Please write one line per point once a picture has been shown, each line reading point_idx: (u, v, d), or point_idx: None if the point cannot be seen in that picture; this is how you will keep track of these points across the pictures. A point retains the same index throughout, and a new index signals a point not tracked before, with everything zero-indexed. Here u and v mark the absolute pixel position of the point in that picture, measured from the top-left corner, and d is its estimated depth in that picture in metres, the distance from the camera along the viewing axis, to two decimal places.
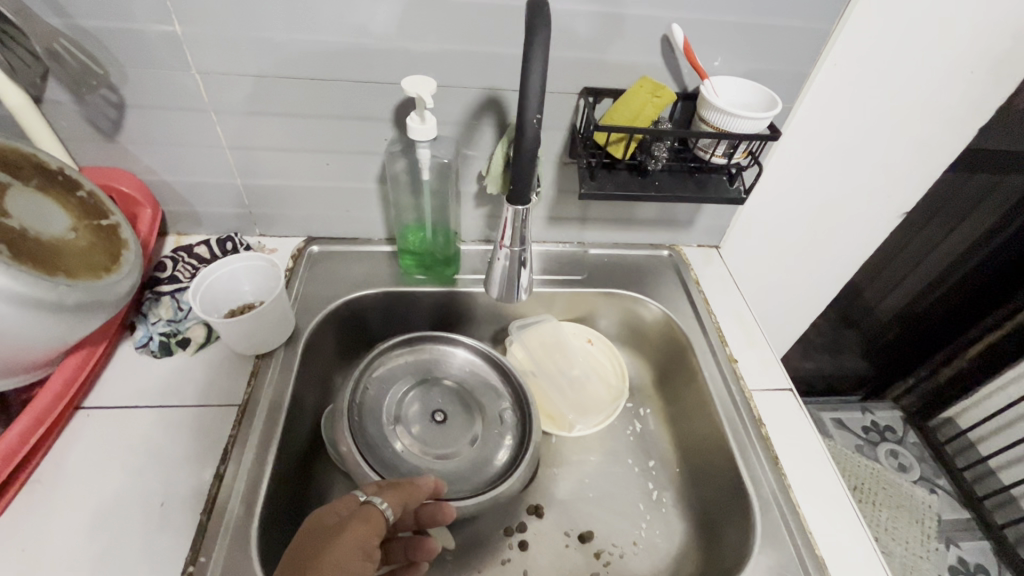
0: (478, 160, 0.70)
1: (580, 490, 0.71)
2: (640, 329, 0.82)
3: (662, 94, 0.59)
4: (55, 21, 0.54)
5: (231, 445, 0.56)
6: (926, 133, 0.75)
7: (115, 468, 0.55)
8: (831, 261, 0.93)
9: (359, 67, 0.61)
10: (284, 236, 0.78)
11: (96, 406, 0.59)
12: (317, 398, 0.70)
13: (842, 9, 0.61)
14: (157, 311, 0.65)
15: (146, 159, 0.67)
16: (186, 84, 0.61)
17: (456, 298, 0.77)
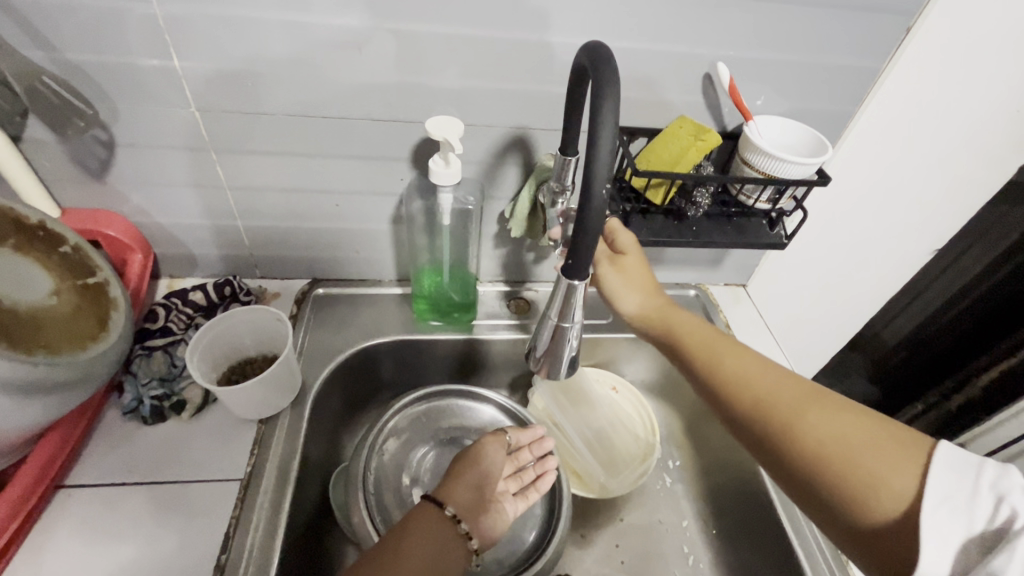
0: (500, 200, 0.65)
1: (611, 556, 0.66)
2: (670, 376, 0.77)
3: (706, 137, 0.54)
4: (39, 56, 0.49)
5: (233, 529, 0.50)
6: (969, 173, 0.71)
7: (103, 558, 0.49)
8: (862, 300, 0.89)
9: (376, 105, 0.56)
10: (288, 279, 0.72)
11: (78, 485, 0.52)
12: (325, 458, 0.64)
13: (892, 49, 0.58)
14: (148, 368, 0.58)
15: (137, 201, 0.61)
16: (186, 123, 0.55)
17: (474, 344, 0.72)
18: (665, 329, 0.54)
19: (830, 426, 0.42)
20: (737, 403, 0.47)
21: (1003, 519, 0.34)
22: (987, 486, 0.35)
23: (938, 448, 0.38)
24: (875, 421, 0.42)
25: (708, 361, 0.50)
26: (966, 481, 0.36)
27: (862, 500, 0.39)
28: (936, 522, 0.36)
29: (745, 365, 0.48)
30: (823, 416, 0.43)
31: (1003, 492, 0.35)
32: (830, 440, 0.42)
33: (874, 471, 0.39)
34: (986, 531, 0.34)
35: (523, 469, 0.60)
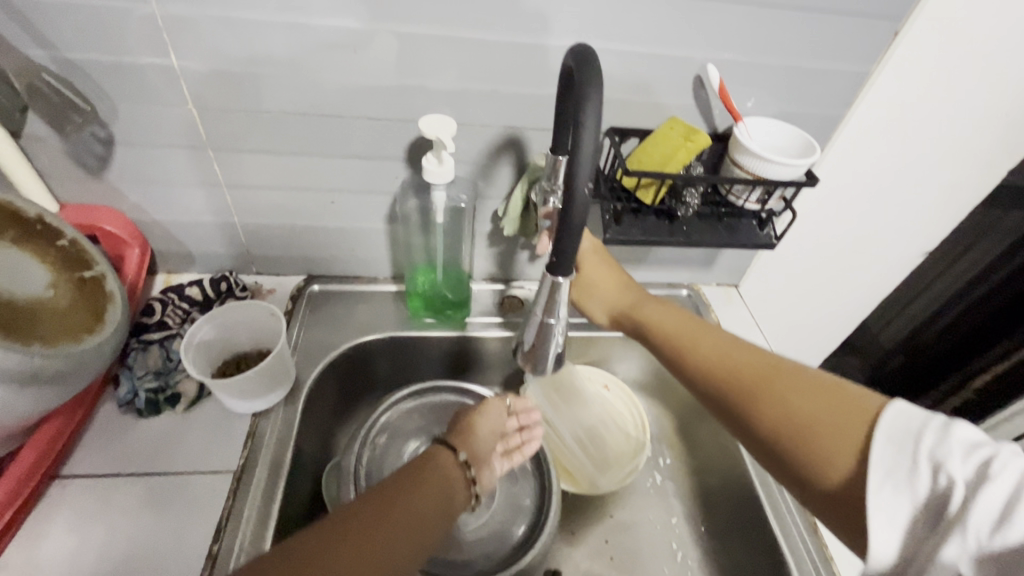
0: (494, 199, 0.66)
1: (600, 553, 0.66)
2: (662, 375, 0.78)
3: (695, 138, 0.56)
4: (39, 54, 0.49)
5: (226, 520, 0.51)
6: (959, 176, 0.72)
7: (96, 548, 0.49)
8: (854, 302, 0.90)
9: (370, 105, 0.56)
10: (283, 276, 0.73)
11: (73, 476, 0.53)
12: (318, 454, 0.65)
13: (880, 53, 0.58)
14: (144, 362, 0.59)
15: (135, 197, 0.62)
16: (183, 121, 0.56)
17: (467, 342, 0.73)
18: (637, 325, 0.58)
19: (778, 405, 0.44)
20: (703, 388, 0.50)
21: (945, 488, 0.34)
22: (925, 454, 0.35)
23: (882, 417, 0.39)
24: (827, 391, 0.42)
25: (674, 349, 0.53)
26: (906, 450, 0.36)
27: (812, 472, 0.41)
28: (883, 499, 0.36)
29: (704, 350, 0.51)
30: (778, 397, 0.44)
31: (941, 458, 0.35)
32: (781, 418, 0.43)
33: (819, 446, 0.40)
34: (929, 500, 0.35)
35: (510, 435, 0.62)
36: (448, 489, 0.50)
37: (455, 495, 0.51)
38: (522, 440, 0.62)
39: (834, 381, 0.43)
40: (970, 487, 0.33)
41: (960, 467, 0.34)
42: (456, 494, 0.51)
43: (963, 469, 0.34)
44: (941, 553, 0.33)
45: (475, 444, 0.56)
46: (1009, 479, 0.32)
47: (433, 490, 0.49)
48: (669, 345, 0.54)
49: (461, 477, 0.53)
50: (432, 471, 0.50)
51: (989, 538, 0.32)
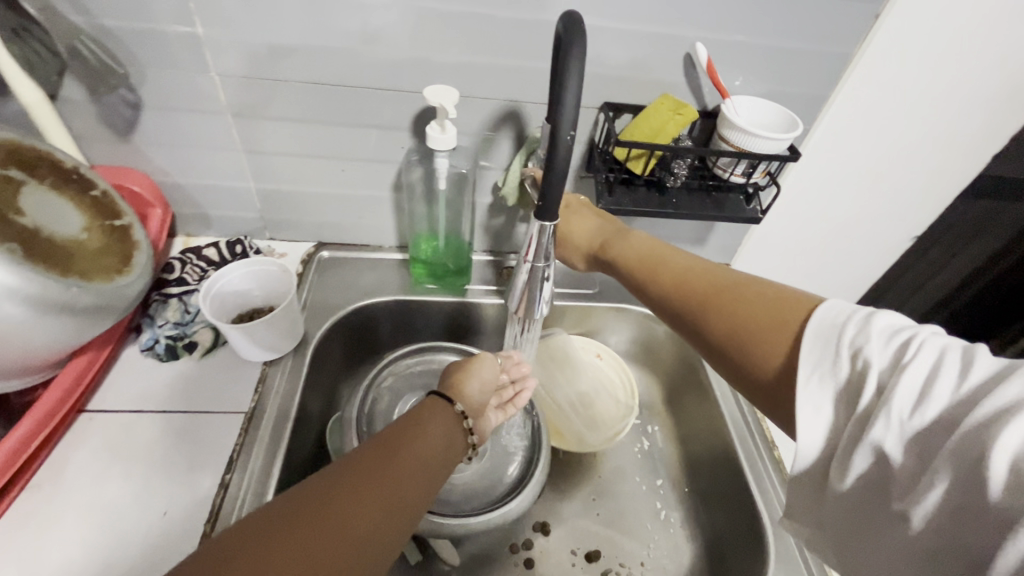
0: (494, 170, 0.70)
1: (587, 509, 0.70)
2: (652, 347, 0.81)
3: (685, 111, 0.59)
4: (77, 20, 0.54)
5: (237, 453, 0.55)
6: (942, 159, 0.74)
7: (119, 473, 0.54)
8: (843, 283, 0.93)
9: (379, 76, 0.60)
10: (294, 241, 0.78)
11: (99, 410, 0.58)
12: (323, 407, 0.69)
13: (864, 35, 0.61)
14: (165, 313, 0.64)
15: (158, 160, 0.66)
16: (206, 87, 0.60)
17: (466, 308, 0.77)
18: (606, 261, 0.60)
19: (720, 314, 0.45)
20: (661, 309, 0.52)
21: (863, 371, 0.36)
22: (846, 343, 0.38)
23: (813, 315, 0.40)
24: (762, 297, 0.44)
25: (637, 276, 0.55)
26: (831, 343, 0.38)
27: (746, 367, 0.43)
28: (810, 392, 0.38)
29: (659, 274, 0.53)
30: (725, 308, 0.46)
31: (862, 345, 0.37)
32: (725, 326, 0.45)
33: (756, 346, 0.43)
34: (850, 384, 0.37)
35: (502, 387, 0.66)
36: (449, 434, 0.53)
37: (456, 441, 0.54)
38: (514, 392, 0.66)
39: (775, 291, 0.44)
40: (884, 374, 0.36)
41: (879, 352, 0.36)
42: (457, 440, 0.54)
43: (880, 357, 0.36)
44: (866, 434, 0.35)
45: (472, 393, 0.60)
46: (925, 361, 0.35)
47: (436, 438, 0.52)
48: (631, 274, 0.56)
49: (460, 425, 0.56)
50: (433, 418, 0.53)
51: (909, 417, 0.33)
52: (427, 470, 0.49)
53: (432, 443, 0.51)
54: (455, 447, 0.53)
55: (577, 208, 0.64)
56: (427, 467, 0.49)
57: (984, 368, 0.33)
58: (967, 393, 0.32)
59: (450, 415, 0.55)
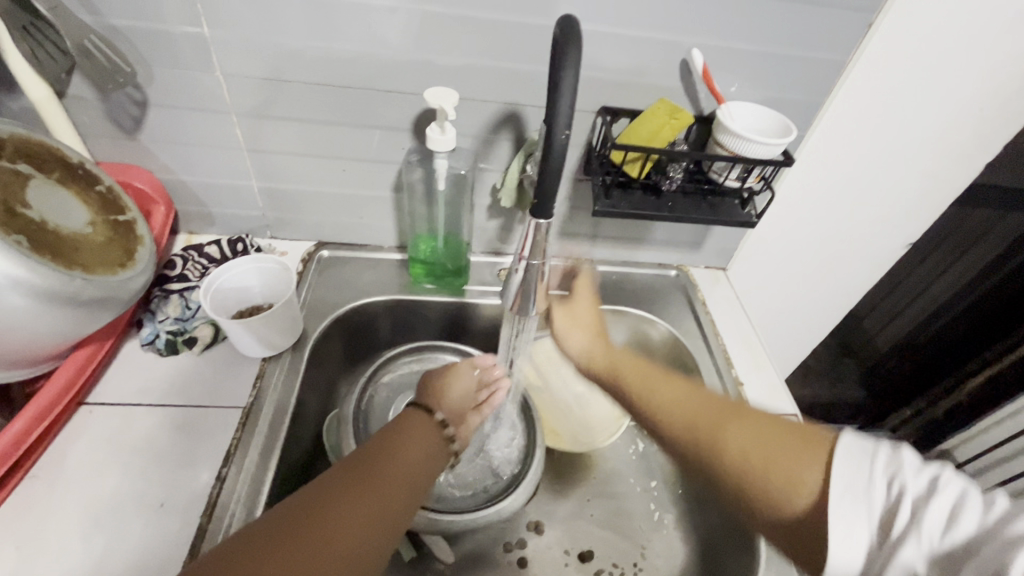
0: (493, 172, 0.71)
1: (581, 510, 0.70)
2: (648, 350, 0.82)
3: (680, 116, 0.60)
4: (87, 19, 0.55)
5: (234, 447, 0.56)
6: (935, 167, 0.75)
7: (117, 465, 0.54)
8: (838, 289, 0.94)
9: (381, 77, 0.61)
10: (295, 240, 0.79)
11: (99, 402, 0.58)
12: (320, 404, 0.70)
13: (858, 42, 0.62)
14: (166, 309, 0.65)
15: (163, 157, 0.68)
16: (211, 86, 0.61)
17: (464, 308, 0.77)
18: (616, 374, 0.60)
19: (743, 435, 0.46)
20: (680, 443, 0.51)
21: (896, 498, 0.38)
22: (881, 470, 0.39)
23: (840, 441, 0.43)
24: (785, 429, 0.46)
25: (651, 407, 0.54)
26: (864, 467, 0.40)
27: (778, 502, 0.43)
28: (843, 509, 0.39)
29: (672, 402, 0.53)
30: (746, 428, 0.47)
31: (895, 472, 0.39)
32: (746, 449, 0.46)
33: (784, 471, 0.43)
34: (883, 513, 0.38)
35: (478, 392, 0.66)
36: (431, 441, 0.55)
37: (439, 448, 0.55)
38: (490, 393, 0.66)
39: (795, 424, 0.46)
40: (919, 500, 0.37)
41: (912, 480, 0.38)
42: (439, 447, 0.56)
43: (915, 482, 0.38)
44: (897, 555, 0.36)
45: (450, 402, 0.61)
46: (952, 493, 0.37)
47: (419, 446, 0.53)
48: (646, 400, 0.55)
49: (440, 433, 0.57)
50: (414, 427, 0.55)
51: (939, 539, 0.35)
52: (411, 475, 0.50)
53: (415, 450, 0.52)
54: (437, 454, 0.55)
55: (571, 315, 0.66)
56: (413, 473, 0.51)
57: (1005, 505, 0.35)
58: (993, 522, 0.35)
59: (430, 424, 0.57)
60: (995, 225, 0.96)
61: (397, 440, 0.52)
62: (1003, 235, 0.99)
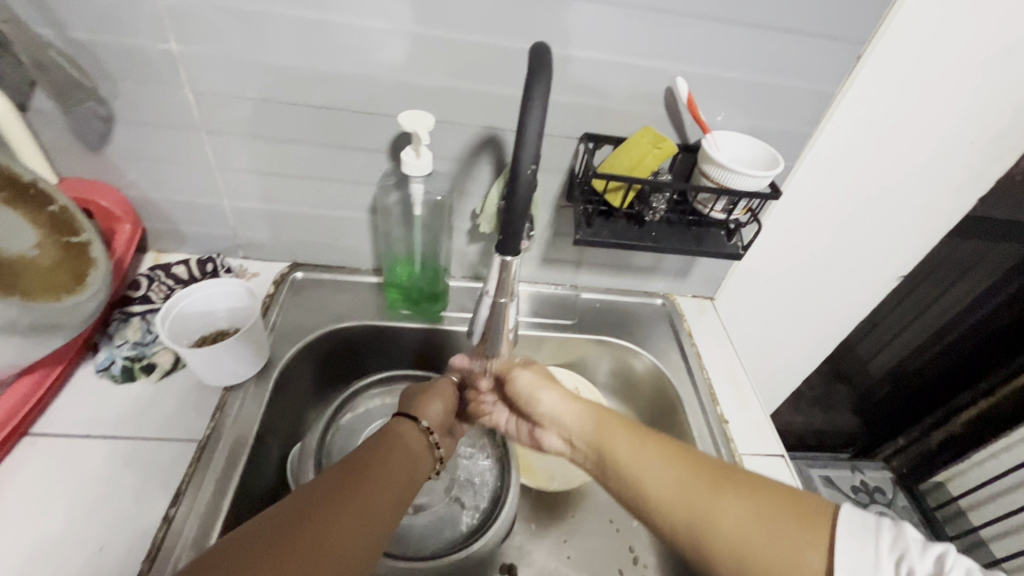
0: (473, 197, 0.69)
1: (557, 551, 0.67)
2: (632, 381, 0.79)
3: (664, 146, 0.58)
4: (48, 32, 0.53)
5: (185, 484, 0.52)
6: (926, 199, 0.73)
7: (58, 502, 0.51)
8: (830, 320, 0.91)
9: (356, 98, 0.59)
10: (268, 260, 0.76)
11: (45, 433, 0.55)
12: (286, 434, 0.67)
13: (848, 72, 0.60)
14: (124, 333, 0.62)
15: (131, 174, 0.65)
16: (181, 103, 0.59)
17: (441, 335, 0.75)
18: (594, 442, 0.53)
19: (740, 510, 0.43)
20: (663, 518, 0.46)
21: None
22: (889, 551, 0.40)
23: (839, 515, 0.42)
24: (769, 498, 0.44)
25: (630, 477, 0.49)
26: (870, 546, 0.40)
27: None
28: None
29: (656, 471, 0.48)
30: (742, 496, 0.44)
31: (901, 553, 0.40)
32: (742, 530, 0.43)
33: (786, 554, 0.41)
34: None
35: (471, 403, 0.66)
36: (415, 451, 0.54)
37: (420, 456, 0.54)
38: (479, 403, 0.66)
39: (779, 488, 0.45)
40: None
41: (920, 563, 0.39)
42: (424, 455, 0.56)
43: (923, 565, 0.38)
44: None
45: (438, 411, 0.61)
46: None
47: (403, 457, 0.52)
48: (625, 470, 0.50)
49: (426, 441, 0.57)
50: (402, 436, 0.54)
51: None
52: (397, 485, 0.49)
53: (401, 462, 0.51)
54: (422, 461, 0.55)
55: (540, 375, 0.61)
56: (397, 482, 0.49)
57: None
58: None
59: (417, 434, 0.56)
60: (985, 255, 0.94)
61: (380, 455, 0.51)
62: (995, 266, 0.97)
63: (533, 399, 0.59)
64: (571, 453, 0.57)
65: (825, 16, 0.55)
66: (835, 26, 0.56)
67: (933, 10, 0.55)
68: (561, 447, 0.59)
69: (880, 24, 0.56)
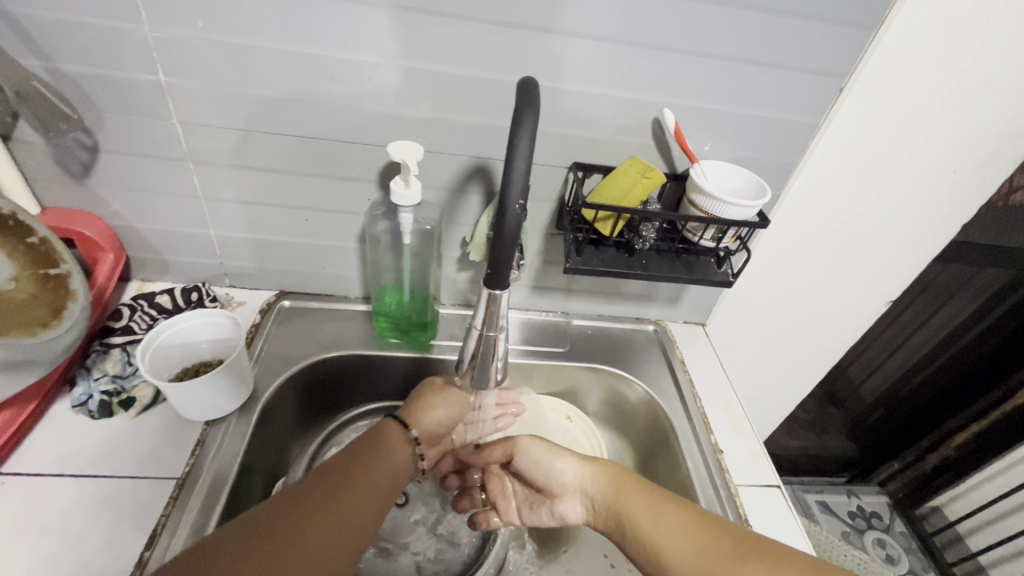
0: (464, 225, 0.69)
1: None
2: (624, 409, 0.78)
3: (653, 175, 0.58)
4: (35, 64, 0.53)
5: (162, 524, 0.50)
6: (913, 227, 0.74)
7: (24, 547, 0.48)
8: (821, 346, 0.91)
9: (346, 129, 0.59)
10: (255, 290, 0.75)
11: (16, 473, 0.53)
12: (269, 468, 0.65)
13: (829, 105, 0.61)
14: (103, 364, 0.60)
15: (115, 204, 0.64)
16: (167, 134, 0.59)
17: (430, 364, 0.74)
18: (617, 508, 0.54)
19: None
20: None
21: None
22: None
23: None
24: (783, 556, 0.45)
25: (653, 547, 0.50)
26: None
27: None
28: None
29: (677, 540, 0.49)
30: (764, 568, 0.45)
31: None
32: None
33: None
34: None
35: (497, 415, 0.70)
36: (400, 458, 0.54)
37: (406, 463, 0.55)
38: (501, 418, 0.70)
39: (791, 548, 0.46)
40: None
41: None
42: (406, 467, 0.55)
43: None
44: None
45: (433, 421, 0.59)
46: None
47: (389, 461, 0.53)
48: (648, 539, 0.50)
49: (411, 453, 0.56)
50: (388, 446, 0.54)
51: None
52: (373, 500, 0.49)
53: (381, 476, 0.51)
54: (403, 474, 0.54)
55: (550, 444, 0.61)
56: (378, 494, 0.50)
57: None
58: None
59: (405, 446, 0.55)
60: (972, 279, 0.94)
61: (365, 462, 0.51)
62: (981, 288, 0.97)
63: (548, 467, 0.60)
64: (594, 519, 0.57)
65: (806, 50, 0.56)
66: (815, 60, 0.57)
67: (908, 44, 0.57)
68: (583, 515, 0.58)
69: (858, 59, 0.57)
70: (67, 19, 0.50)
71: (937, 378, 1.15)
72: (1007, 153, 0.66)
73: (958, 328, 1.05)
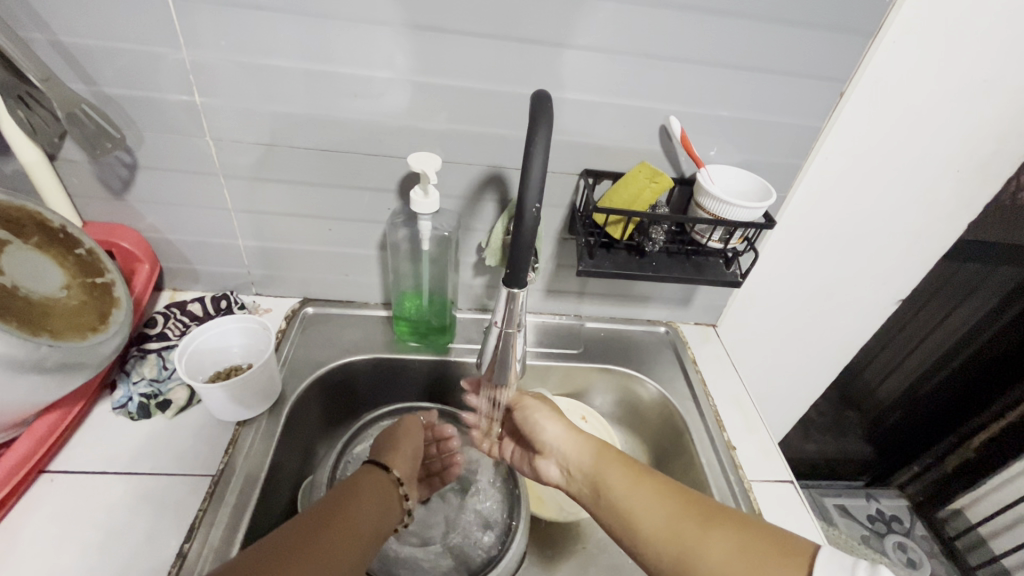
0: (479, 231, 0.71)
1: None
2: (638, 409, 0.80)
3: (660, 180, 0.60)
4: (81, 88, 0.57)
5: (199, 518, 0.53)
6: (920, 225, 0.76)
7: (72, 539, 0.51)
8: (832, 345, 0.92)
9: (368, 142, 0.63)
10: (281, 297, 0.79)
11: (62, 470, 0.56)
12: (295, 467, 0.67)
13: (832, 108, 0.63)
14: (141, 369, 0.64)
15: (151, 218, 0.68)
16: (200, 150, 0.63)
17: (448, 366, 0.76)
18: (593, 475, 0.55)
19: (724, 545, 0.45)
20: (653, 551, 0.48)
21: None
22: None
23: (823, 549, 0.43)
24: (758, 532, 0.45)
25: (624, 511, 0.51)
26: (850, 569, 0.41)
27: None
28: None
29: (650, 508, 0.50)
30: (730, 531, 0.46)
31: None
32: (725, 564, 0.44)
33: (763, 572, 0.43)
34: None
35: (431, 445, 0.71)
36: (385, 503, 0.55)
37: (391, 506, 0.56)
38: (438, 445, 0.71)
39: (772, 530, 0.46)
40: None
41: None
42: (392, 506, 0.56)
43: None
44: None
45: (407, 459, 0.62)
46: None
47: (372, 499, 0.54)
48: (620, 506, 0.52)
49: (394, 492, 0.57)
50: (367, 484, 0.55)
51: None
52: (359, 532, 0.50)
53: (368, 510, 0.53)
54: (389, 513, 0.55)
55: (552, 410, 0.63)
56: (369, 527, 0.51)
57: None
58: None
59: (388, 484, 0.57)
60: (985, 278, 0.95)
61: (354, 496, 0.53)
62: (995, 287, 0.98)
63: (538, 428, 0.61)
64: (568, 484, 0.59)
65: (806, 57, 0.59)
66: (815, 66, 0.59)
67: (907, 48, 0.59)
68: (558, 478, 0.60)
69: (858, 64, 0.60)
70: (111, 46, 0.54)
71: (953, 379, 1.15)
72: (1010, 151, 0.68)
73: (974, 327, 1.05)
